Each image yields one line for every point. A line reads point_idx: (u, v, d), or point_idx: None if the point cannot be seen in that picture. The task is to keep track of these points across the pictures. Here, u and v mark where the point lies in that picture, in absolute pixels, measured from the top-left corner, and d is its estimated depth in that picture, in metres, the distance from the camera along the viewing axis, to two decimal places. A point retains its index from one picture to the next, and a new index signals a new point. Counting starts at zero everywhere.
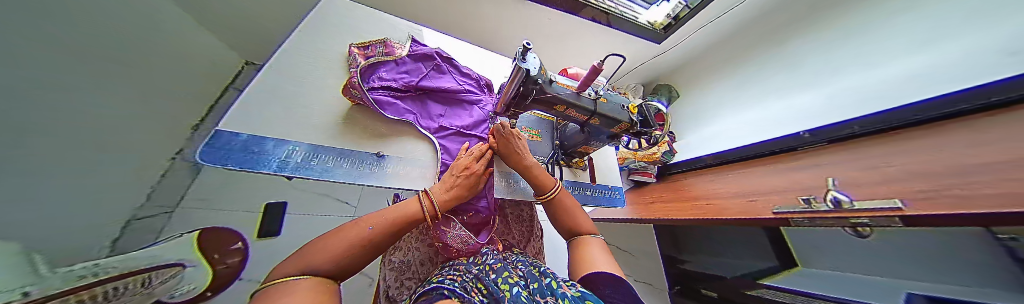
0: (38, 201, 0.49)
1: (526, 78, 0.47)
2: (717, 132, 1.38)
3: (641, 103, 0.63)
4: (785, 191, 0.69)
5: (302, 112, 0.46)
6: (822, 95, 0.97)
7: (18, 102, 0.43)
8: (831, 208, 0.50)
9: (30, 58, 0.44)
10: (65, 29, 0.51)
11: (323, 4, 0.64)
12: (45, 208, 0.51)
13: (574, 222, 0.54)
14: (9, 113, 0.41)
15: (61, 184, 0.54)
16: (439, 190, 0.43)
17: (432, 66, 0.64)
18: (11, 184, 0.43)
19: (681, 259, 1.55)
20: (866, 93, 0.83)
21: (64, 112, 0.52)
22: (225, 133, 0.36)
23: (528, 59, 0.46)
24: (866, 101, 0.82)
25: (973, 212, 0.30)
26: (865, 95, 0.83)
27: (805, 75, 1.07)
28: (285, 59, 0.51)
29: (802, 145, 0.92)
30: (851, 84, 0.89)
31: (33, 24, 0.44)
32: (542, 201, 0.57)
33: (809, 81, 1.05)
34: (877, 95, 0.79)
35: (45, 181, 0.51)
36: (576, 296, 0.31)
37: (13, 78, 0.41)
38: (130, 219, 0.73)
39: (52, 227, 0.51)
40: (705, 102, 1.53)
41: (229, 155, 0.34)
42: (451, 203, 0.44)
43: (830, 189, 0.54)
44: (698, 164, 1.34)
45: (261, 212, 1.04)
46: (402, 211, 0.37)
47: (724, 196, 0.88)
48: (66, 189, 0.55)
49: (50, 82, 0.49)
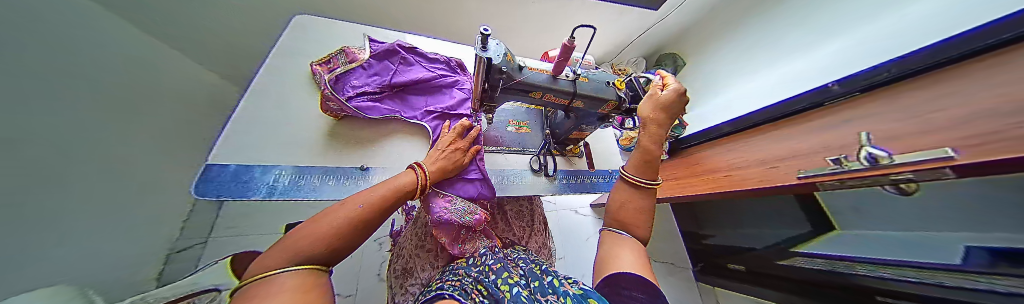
0: (81, 244, 0.55)
1: (489, 68, 0.44)
2: (733, 99, 1.24)
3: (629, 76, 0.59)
4: (809, 155, 0.62)
5: (286, 137, 0.48)
6: (872, 33, 0.79)
7: (30, 162, 0.45)
8: (868, 166, 0.44)
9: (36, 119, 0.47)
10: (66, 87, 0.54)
11: (292, 24, 0.64)
12: (90, 249, 0.57)
13: (627, 214, 0.43)
14: (22, 172, 0.44)
15: (99, 227, 0.60)
16: (428, 161, 0.45)
17: (398, 59, 0.63)
18: (47, 234, 0.48)
19: (702, 235, 1.48)
20: (925, 26, 0.65)
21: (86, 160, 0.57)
22: (215, 166, 0.38)
23: (490, 46, 0.43)
24: (916, 38, 0.66)
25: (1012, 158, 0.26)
26: (923, 28, 0.66)
27: (849, 15, 0.88)
28: (262, 88, 0.52)
29: (830, 99, 0.78)
30: (907, 18, 0.71)
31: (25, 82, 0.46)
32: (629, 175, 0.46)
33: (856, 20, 0.85)
34: (933, 27, 0.63)
35: (85, 226, 0.56)
36: (577, 294, 0.30)
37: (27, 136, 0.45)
38: (168, 252, 0.82)
39: (96, 265, 0.57)
40: (720, 64, 1.37)
41: (223, 185, 0.37)
42: (439, 175, 0.46)
43: (864, 144, 0.46)
44: (714, 134, 1.21)
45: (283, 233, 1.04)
46: (393, 186, 0.36)
47: (742, 166, 0.81)
48: (103, 233, 0.60)
49: (66, 137, 0.53)
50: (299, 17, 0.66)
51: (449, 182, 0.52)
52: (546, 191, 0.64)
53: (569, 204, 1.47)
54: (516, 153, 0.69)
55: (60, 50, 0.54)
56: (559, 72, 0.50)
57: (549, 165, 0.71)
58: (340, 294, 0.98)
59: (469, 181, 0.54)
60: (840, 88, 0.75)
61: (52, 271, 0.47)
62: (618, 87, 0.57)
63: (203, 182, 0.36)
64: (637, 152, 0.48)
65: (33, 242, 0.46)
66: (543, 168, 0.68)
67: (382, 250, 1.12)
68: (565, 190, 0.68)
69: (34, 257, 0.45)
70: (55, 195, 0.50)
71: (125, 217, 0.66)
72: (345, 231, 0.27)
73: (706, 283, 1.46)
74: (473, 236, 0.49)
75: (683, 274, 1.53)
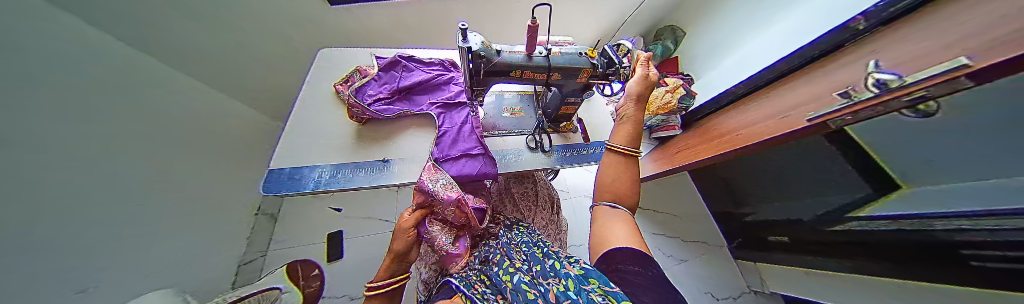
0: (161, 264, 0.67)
1: (470, 56, 0.50)
2: (746, 58, 1.18)
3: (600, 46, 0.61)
4: (819, 98, 0.59)
5: (321, 145, 0.58)
6: None
7: (110, 193, 0.57)
8: (878, 92, 0.41)
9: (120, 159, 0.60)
10: (156, 134, 0.71)
11: (319, 56, 0.76)
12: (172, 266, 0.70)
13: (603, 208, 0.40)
14: (100, 208, 0.54)
15: (177, 249, 0.73)
16: None
17: (401, 68, 0.72)
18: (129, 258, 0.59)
19: (741, 213, 1.38)
20: None
21: (162, 196, 0.70)
22: (275, 169, 0.52)
23: (470, 38, 0.49)
24: None
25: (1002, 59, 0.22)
26: None
27: None
28: (302, 111, 0.63)
29: (848, 39, 0.74)
30: None
31: (109, 136, 0.58)
32: None
33: None
34: None
35: (163, 248, 0.69)
36: (580, 275, 0.29)
37: (106, 179, 0.56)
38: (239, 265, 0.97)
39: (174, 280, 0.70)
40: (720, 31, 1.35)
41: (280, 184, 0.49)
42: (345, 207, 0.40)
43: (871, 73, 0.45)
44: (728, 99, 1.16)
45: (324, 242, 1.15)
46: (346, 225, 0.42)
47: (755, 122, 0.78)
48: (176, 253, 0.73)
49: (145, 178, 0.66)
50: (324, 50, 0.79)
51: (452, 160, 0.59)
52: (544, 165, 0.69)
53: (583, 190, 1.48)
54: (511, 135, 0.74)
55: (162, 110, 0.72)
56: (532, 50, 0.54)
57: (544, 142, 0.75)
58: None
59: (472, 156, 0.60)
60: (860, 23, 0.71)
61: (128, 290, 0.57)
62: (589, 56, 0.59)
63: (270, 183, 0.49)
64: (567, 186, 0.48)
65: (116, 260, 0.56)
66: (538, 145, 0.72)
67: None
68: (562, 162, 0.72)
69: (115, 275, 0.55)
70: (129, 219, 0.61)
71: (196, 239, 0.80)
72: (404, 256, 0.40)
73: (742, 259, 1.38)
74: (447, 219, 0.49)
75: (717, 252, 1.44)
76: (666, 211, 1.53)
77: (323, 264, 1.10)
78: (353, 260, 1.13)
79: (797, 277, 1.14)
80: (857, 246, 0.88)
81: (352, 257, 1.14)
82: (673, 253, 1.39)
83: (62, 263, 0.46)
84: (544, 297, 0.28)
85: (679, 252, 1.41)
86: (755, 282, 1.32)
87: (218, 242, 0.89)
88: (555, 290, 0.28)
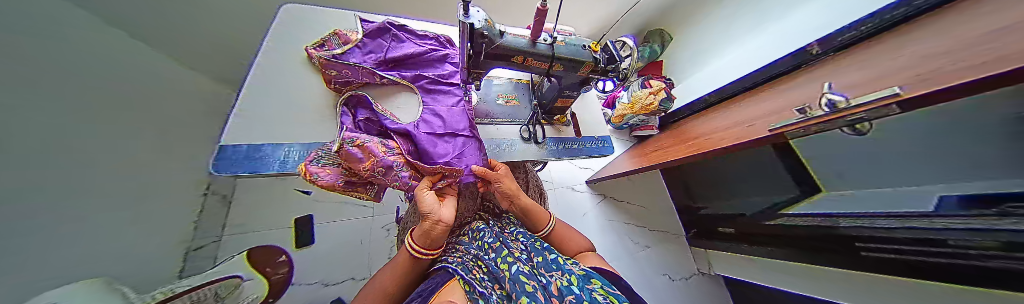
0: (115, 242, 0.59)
1: (472, 34, 0.46)
2: (720, 68, 1.27)
3: (604, 39, 0.60)
4: (783, 109, 0.65)
5: (289, 116, 0.57)
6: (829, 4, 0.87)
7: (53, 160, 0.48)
8: (826, 111, 0.46)
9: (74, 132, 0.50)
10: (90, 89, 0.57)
11: (279, 18, 0.68)
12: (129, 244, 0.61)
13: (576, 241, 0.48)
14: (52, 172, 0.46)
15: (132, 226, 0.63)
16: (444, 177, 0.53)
17: (390, 37, 0.68)
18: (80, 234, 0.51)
19: (697, 207, 1.54)
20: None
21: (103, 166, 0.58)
22: (228, 146, 0.48)
23: (472, 13, 0.44)
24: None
25: (916, 94, 0.28)
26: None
27: None
28: (259, 84, 0.58)
29: (808, 60, 0.83)
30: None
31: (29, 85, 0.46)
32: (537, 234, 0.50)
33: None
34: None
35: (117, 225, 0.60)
36: (581, 274, 0.31)
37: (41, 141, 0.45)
38: (186, 251, 0.80)
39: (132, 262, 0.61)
40: (697, 44, 1.45)
41: (233, 161, 0.46)
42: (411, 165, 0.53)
43: (825, 92, 0.50)
44: (700, 105, 1.28)
45: (292, 226, 1.05)
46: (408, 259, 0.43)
47: (725, 127, 0.85)
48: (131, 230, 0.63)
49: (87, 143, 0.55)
50: (293, 7, 0.71)
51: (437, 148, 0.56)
52: (537, 157, 0.69)
53: (566, 181, 1.55)
54: (505, 124, 0.73)
55: (100, 60, 0.59)
56: (538, 35, 0.51)
57: (538, 133, 0.75)
58: (355, 277, 1.06)
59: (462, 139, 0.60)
60: (820, 48, 0.80)
61: (89, 268, 0.50)
62: (593, 49, 0.58)
63: (220, 161, 0.45)
64: (552, 235, 0.50)
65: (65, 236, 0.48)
66: (532, 136, 0.72)
67: (388, 237, 1.17)
68: (555, 154, 0.73)
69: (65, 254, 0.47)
70: (85, 191, 0.52)
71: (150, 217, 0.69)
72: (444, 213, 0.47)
73: (697, 246, 1.56)
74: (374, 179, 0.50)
75: (677, 241, 1.62)
76: (638, 204, 1.66)
77: (290, 249, 1.01)
78: (326, 245, 1.07)
79: (739, 263, 1.33)
80: (795, 237, 1.01)
81: (325, 242, 1.07)
82: (639, 241, 1.53)
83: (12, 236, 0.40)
84: (545, 290, 0.29)
85: (646, 240, 1.56)
86: (704, 265, 1.53)
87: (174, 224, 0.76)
88: (557, 283, 0.29)
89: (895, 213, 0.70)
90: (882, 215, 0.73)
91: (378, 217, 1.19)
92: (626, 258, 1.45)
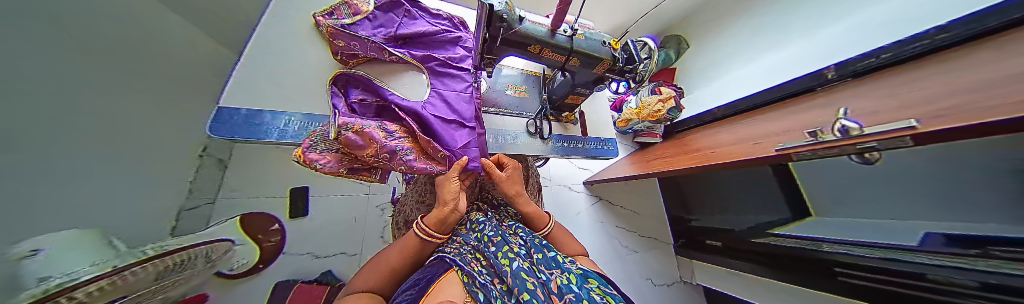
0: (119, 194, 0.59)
1: (490, 16, 0.44)
2: (732, 81, 1.25)
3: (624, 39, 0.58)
4: (793, 130, 0.64)
5: (294, 83, 0.55)
6: (849, 26, 0.84)
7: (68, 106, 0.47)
8: (838, 137, 0.45)
9: (86, 79, 0.49)
10: None
11: None
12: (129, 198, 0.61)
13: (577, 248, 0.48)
14: (69, 118, 0.46)
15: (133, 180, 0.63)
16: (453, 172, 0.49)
17: (402, 12, 0.66)
18: (84, 181, 0.50)
19: (689, 218, 1.56)
20: (898, 17, 0.71)
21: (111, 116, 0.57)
22: (226, 109, 0.46)
23: None
24: (896, 26, 0.69)
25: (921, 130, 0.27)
26: (895, 19, 0.71)
27: (825, 8, 0.93)
28: (259, 49, 0.56)
29: (821, 83, 0.82)
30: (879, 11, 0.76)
31: None
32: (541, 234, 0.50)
33: (829, 13, 0.92)
34: (906, 20, 0.68)
35: (120, 176, 0.59)
36: (578, 273, 0.31)
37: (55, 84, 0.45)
38: (181, 210, 0.79)
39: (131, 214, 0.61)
40: (712, 54, 1.41)
41: (229, 126, 0.44)
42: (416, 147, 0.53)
43: (839, 118, 0.48)
44: (708, 118, 1.26)
45: (287, 197, 1.05)
46: (407, 247, 0.42)
47: (730, 142, 0.84)
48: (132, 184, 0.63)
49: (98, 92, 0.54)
50: None
51: (442, 134, 0.55)
52: (541, 152, 0.68)
53: (564, 180, 1.56)
54: (511, 115, 0.72)
55: None
56: (558, 26, 0.49)
57: (544, 128, 0.74)
58: (347, 252, 1.07)
59: (468, 128, 0.59)
60: (836, 72, 0.78)
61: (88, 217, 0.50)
62: (613, 47, 0.56)
63: (216, 125, 0.43)
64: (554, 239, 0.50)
65: (73, 183, 0.48)
66: (538, 131, 0.71)
67: (382, 216, 1.18)
68: (559, 151, 0.72)
69: (68, 201, 0.47)
70: (92, 141, 0.52)
71: (151, 173, 0.69)
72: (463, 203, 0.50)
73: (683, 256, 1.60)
74: (378, 163, 0.50)
75: (665, 248, 1.65)
76: (631, 209, 1.68)
77: (283, 218, 1.01)
78: (321, 218, 1.08)
79: (717, 273, 1.38)
80: (777, 257, 1.03)
81: (320, 215, 1.08)
82: (628, 245, 1.56)
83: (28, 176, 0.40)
84: (545, 287, 0.29)
85: (636, 245, 1.58)
86: (687, 273, 1.58)
87: (170, 180, 0.76)
88: (557, 281, 0.28)
89: (881, 245, 0.72)
90: (868, 244, 0.75)
91: (374, 196, 1.20)
92: (613, 259, 1.48)
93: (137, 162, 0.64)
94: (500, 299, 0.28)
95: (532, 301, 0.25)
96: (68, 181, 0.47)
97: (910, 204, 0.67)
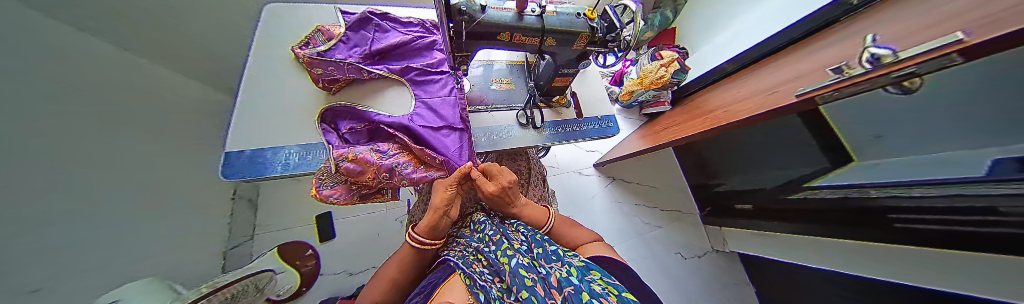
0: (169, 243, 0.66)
1: (449, 12, 0.43)
2: (740, 30, 1.15)
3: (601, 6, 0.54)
4: (810, 73, 0.58)
5: (287, 117, 0.57)
6: None
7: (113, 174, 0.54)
8: (869, 68, 0.39)
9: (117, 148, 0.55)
10: None
11: (261, 23, 0.67)
12: (177, 246, 0.68)
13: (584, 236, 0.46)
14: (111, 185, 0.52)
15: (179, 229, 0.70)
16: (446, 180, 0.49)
17: (373, 27, 0.66)
18: (138, 238, 0.57)
19: (714, 184, 1.47)
20: None
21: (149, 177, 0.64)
22: (233, 152, 0.50)
23: None
24: None
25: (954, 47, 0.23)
26: None
27: None
28: (253, 95, 0.58)
29: (845, 14, 0.73)
30: None
31: None
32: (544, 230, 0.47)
33: None
34: None
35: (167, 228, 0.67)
36: (580, 266, 0.30)
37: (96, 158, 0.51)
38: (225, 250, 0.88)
39: (181, 260, 0.68)
40: (714, 5, 1.30)
41: (240, 167, 0.48)
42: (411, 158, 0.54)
43: (866, 46, 0.43)
44: (718, 75, 1.17)
45: (314, 223, 1.12)
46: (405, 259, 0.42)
47: (743, 98, 0.78)
48: (179, 233, 0.71)
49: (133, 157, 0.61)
50: (276, 7, 0.70)
51: (433, 141, 0.56)
52: (536, 142, 0.67)
53: (573, 166, 1.53)
54: (501, 110, 0.71)
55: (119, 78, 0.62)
56: (524, 7, 0.46)
57: (536, 117, 0.72)
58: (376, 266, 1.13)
59: (456, 130, 0.59)
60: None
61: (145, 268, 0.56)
62: (589, 17, 0.52)
63: (228, 169, 0.48)
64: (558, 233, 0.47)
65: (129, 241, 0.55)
66: (530, 121, 0.70)
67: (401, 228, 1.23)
68: (554, 139, 0.70)
69: (129, 256, 0.53)
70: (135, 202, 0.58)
71: (192, 221, 0.76)
72: (453, 208, 0.48)
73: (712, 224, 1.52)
74: (380, 184, 0.51)
75: (691, 220, 1.58)
76: (649, 185, 1.62)
77: (314, 244, 1.09)
78: (346, 238, 1.14)
79: (752, 239, 1.30)
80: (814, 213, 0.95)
81: (345, 236, 1.14)
82: (650, 221, 1.51)
83: (89, 241, 0.46)
84: (545, 282, 0.28)
85: (658, 220, 1.53)
86: (718, 242, 1.50)
87: (209, 225, 0.84)
88: (557, 275, 0.28)
89: (919, 181, 0.65)
90: (903, 183, 0.68)
91: (392, 210, 1.25)
92: (636, 238, 1.45)
93: (179, 213, 0.71)
94: (500, 298, 0.28)
95: (531, 298, 0.25)
96: (120, 235, 0.53)
97: (959, 130, 0.59)
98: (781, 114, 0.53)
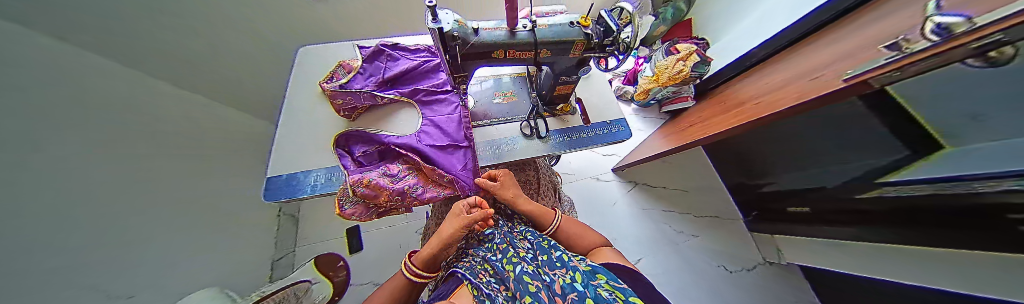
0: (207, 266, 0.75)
1: (444, 39, 0.45)
2: (772, 10, 1.03)
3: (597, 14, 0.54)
4: (861, 50, 0.50)
5: (315, 143, 0.65)
6: None
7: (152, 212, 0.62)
8: (935, 40, 0.32)
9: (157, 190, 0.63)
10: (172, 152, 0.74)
11: (296, 65, 0.78)
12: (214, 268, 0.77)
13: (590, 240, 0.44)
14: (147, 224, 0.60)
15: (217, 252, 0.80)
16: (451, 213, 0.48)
17: (386, 57, 0.73)
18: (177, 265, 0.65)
19: (761, 183, 1.29)
20: None
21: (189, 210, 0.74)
22: (273, 177, 0.57)
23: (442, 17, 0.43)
24: None
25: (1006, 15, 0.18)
26: None
27: None
28: (289, 126, 0.66)
29: None
30: None
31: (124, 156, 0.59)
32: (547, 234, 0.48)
33: None
34: None
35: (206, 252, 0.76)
36: (586, 271, 0.29)
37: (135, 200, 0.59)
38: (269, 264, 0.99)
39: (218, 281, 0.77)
40: None
41: (278, 190, 0.55)
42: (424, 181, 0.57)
43: (930, 15, 0.35)
44: (748, 62, 1.06)
45: (344, 236, 1.22)
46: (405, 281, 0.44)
47: (780, 86, 0.69)
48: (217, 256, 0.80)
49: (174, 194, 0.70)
50: (308, 48, 0.81)
51: (441, 160, 0.59)
52: (541, 152, 0.67)
53: (589, 172, 1.47)
54: (504, 122, 0.71)
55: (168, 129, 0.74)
56: (515, 25, 0.48)
57: (540, 127, 0.71)
58: None
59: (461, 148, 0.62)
60: None
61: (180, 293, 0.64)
62: (582, 24, 0.52)
63: (268, 192, 0.54)
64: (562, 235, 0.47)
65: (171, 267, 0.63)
66: (534, 131, 0.69)
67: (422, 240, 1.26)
68: (561, 147, 0.69)
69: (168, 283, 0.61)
70: (173, 234, 0.66)
71: (231, 243, 0.87)
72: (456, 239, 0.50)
73: (758, 231, 1.35)
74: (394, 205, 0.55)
75: (731, 226, 1.41)
76: (677, 188, 1.48)
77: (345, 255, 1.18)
78: (372, 250, 1.21)
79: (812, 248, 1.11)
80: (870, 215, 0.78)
81: (371, 248, 1.21)
82: (683, 230, 1.37)
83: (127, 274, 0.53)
84: (551, 289, 0.27)
85: (692, 228, 1.38)
86: (771, 254, 1.30)
87: (251, 245, 0.96)
88: (561, 282, 0.27)
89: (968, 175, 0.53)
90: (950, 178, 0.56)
91: (412, 222, 1.30)
92: (668, 249, 1.32)
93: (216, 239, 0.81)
94: None
95: None
96: (165, 262, 0.62)
97: None
98: (839, 99, 0.45)
